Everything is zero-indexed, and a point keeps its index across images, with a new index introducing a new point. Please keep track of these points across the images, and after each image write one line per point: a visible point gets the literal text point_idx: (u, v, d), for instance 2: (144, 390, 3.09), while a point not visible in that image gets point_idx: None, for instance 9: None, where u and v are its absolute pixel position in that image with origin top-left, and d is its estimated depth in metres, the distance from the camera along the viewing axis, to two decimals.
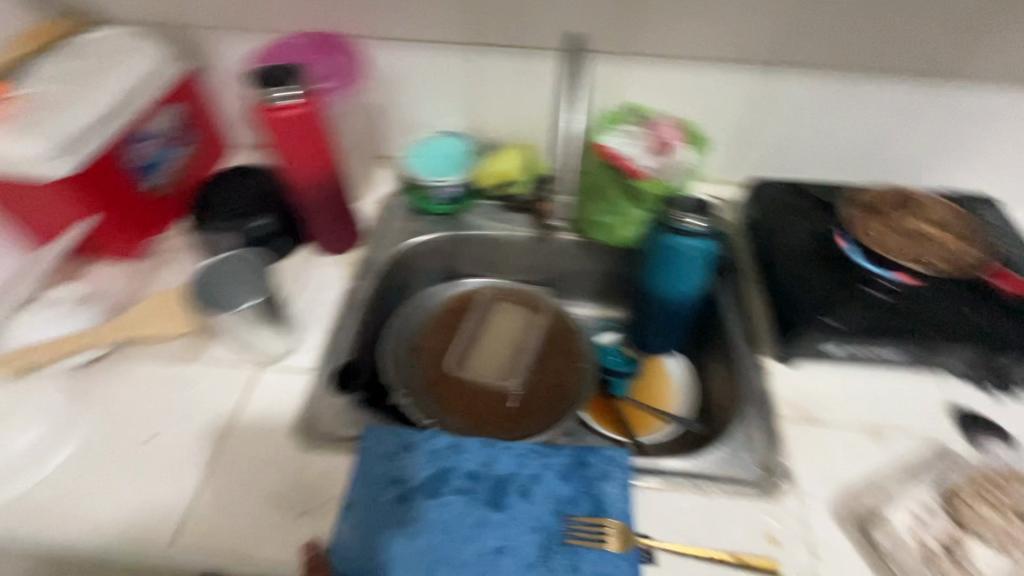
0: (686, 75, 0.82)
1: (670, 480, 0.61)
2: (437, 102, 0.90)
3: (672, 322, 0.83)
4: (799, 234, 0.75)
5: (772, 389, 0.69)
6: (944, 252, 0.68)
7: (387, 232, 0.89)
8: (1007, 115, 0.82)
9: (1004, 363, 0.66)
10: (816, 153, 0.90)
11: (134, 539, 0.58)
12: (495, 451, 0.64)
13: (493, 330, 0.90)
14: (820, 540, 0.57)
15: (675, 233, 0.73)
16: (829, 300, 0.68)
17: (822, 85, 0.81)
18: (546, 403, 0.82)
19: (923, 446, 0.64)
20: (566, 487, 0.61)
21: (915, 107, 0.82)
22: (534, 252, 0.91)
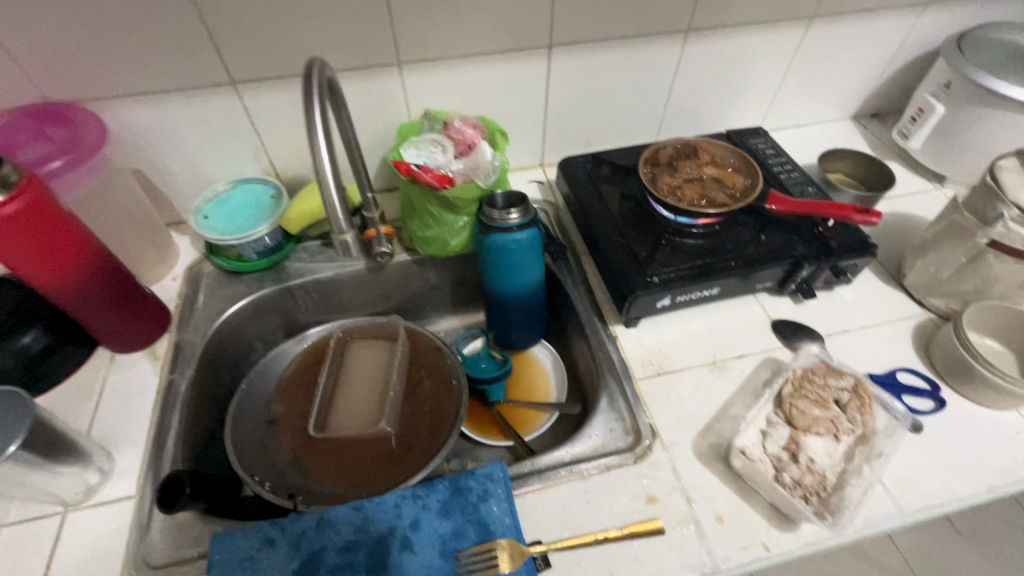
0: (473, 70, 0.80)
1: (548, 475, 0.61)
2: (217, 150, 0.80)
3: (527, 315, 0.83)
4: (611, 201, 0.79)
5: (624, 353, 0.73)
6: (731, 189, 0.73)
7: (199, 307, 0.78)
8: (758, 53, 0.91)
9: (805, 275, 0.74)
10: (614, 117, 0.94)
11: None
12: (366, 511, 0.58)
13: (354, 374, 0.83)
14: (689, 483, 0.60)
15: (499, 231, 0.72)
16: (651, 258, 0.71)
17: (601, 56, 0.84)
18: (426, 436, 0.77)
19: (755, 364, 0.71)
20: (448, 522, 0.58)
21: (685, 60, 0.88)
22: (374, 281, 0.87)
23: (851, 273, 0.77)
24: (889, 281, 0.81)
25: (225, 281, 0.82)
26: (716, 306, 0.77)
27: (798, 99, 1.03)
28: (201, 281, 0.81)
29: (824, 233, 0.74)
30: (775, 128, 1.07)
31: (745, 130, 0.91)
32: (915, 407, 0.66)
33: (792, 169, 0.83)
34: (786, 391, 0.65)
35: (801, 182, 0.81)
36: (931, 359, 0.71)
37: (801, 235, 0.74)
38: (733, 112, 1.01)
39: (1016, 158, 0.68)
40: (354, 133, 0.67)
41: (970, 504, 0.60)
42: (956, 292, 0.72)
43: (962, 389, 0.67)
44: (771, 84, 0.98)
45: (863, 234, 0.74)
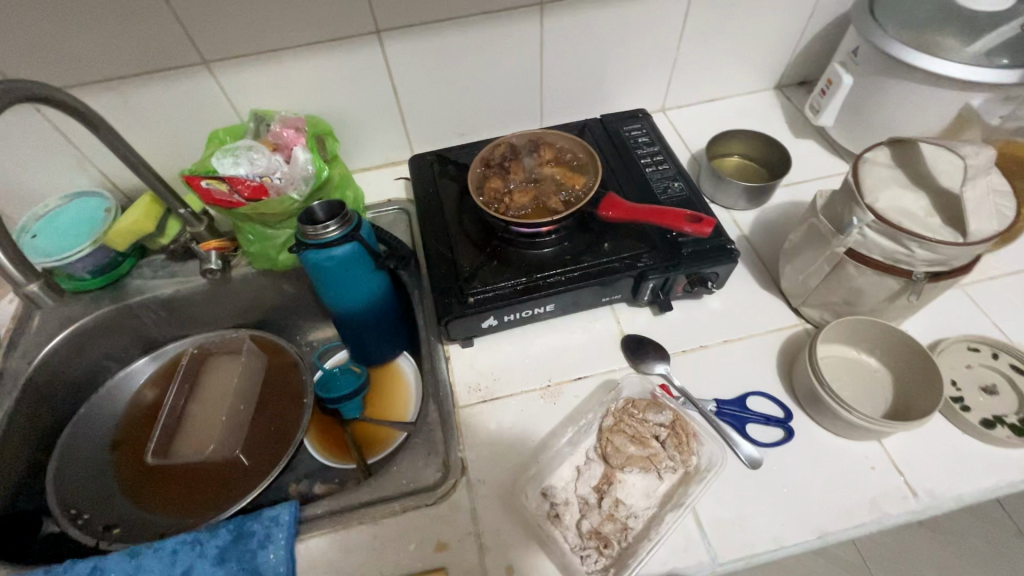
0: (299, 64, 0.72)
1: (337, 518, 0.57)
2: (38, 165, 0.75)
3: (375, 330, 0.77)
4: (448, 206, 0.72)
5: (452, 376, 0.67)
6: (567, 192, 0.65)
7: (30, 329, 0.76)
8: (637, 22, 0.80)
9: (654, 285, 0.66)
10: (482, 104, 0.85)
11: None
12: (140, 558, 0.56)
13: (202, 393, 0.80)
14: (485, 528, 0.55)
15: (311, 249, 0.66)
16: (474, 274, 0.64)
17: (444, 39, 0.74)
18: (266, 458, 0.75)
19: (593, 388, 0.64)
20: (221, 571, 0.55)
21: (549, 37, 0.78)
22: (222, 295, 0.82)
23: (716, 282, 0.68)
24: (767, 286, 0.72)
25: (60, 302, 0.78)
26: (565, 320, 0.70)
27: (703, 70, 0.91)
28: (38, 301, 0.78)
29: (677, 239, 0.65)
30: (681, 105, 0.96)
31: (623, 114, 0.81)
32: (757, 438, 0.59)
33: (661, 162, 0.73)
34: (606, 424, 0.59)
35: (668, 176, 0.71)
36: (791, 379, 0.63)
37: (649, 242, 0.65)
38: (626, 90, 0.90)
39: (889, 149, 0.58)
40: (113, 139, 0.62)
41: (797, 553, 0.53)
42: (825, 303, 0.63)
43: (815, 417, 0.59)
44: (664, 56, 0.86)
45: (723, 238, 0.65)
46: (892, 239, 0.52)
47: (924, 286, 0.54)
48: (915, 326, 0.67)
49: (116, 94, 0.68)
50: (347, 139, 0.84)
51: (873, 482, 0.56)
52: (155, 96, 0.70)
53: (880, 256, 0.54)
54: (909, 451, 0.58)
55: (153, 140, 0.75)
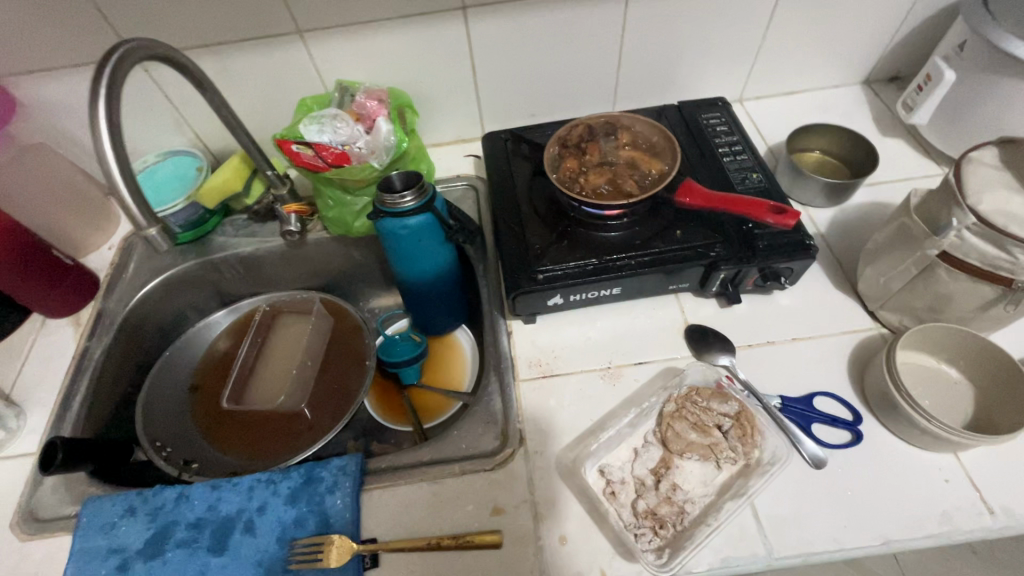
0: (385, 37, 0.74)
1: (399, 473, 0.60)
2: (141, 124, 0.81)
3: (438, 301, 0.79)
4: (520, 185, 0.73)
5: (513, 351, 0.68)
6: (643, 177, 0.64)
7: (126, 275, 0.82)
8: (725, 7, 0.78)
9: (725, 276, 0.65)
10: (557, 85, 0.85)
11: None
12: (220, 490, 0.61)
13: (274, 347, 0.85)
14: (541, 498, 0.57)
15: (388, 217, 0.68)
16: (543, 252, 0.65)
17: (527, 17, 0.75)
18: (330, 414, 0.80)
19: (654, 374, 0.64)
20: (292, 510, 0.59)
21: (632, 19, 0.77)
22: (296, 257, 0.87)
23: (789, 277, 0.66)
24: (842, 287, 0.69)
25: (154, 252, 0.85)
26: (628, 305, 0.70)
27: (787, 61, 0.88)
28: (134, 250, 0.85)
29: (753, 231, 0.64)
30: (760, 96, 0.93)
31: (702, 102, 0.79)
32: (824, 439, 0.58)
33: (739, 152, 0.71)
34: (667, 409, 0.59)
35: (746, 167, 0.70)
36: (863, 383, 0.61)
37: (723, 232, 0.64)
38: (705, 77, 0.88)
39: (997, 150, 0.54)
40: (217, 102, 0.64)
41: (858, 557, 0.52)
42: (907, 308, 0.61)
43: (887, 423, 0.58)
44: (748, 44, 0.84)
45: (802, 233, 0.63)
46: (995, 244, 0.49)
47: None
48: (1004, 339, 0.64)
49: (217, 59, 0.72)
50: (423, 113, 0.86)
51: (946, 495, 0.54)
52: (251, 63, 0.74)
53: (979, 261, 0.51)
54: (988, 468, 0.55)
55: (244, 105, 0.79)
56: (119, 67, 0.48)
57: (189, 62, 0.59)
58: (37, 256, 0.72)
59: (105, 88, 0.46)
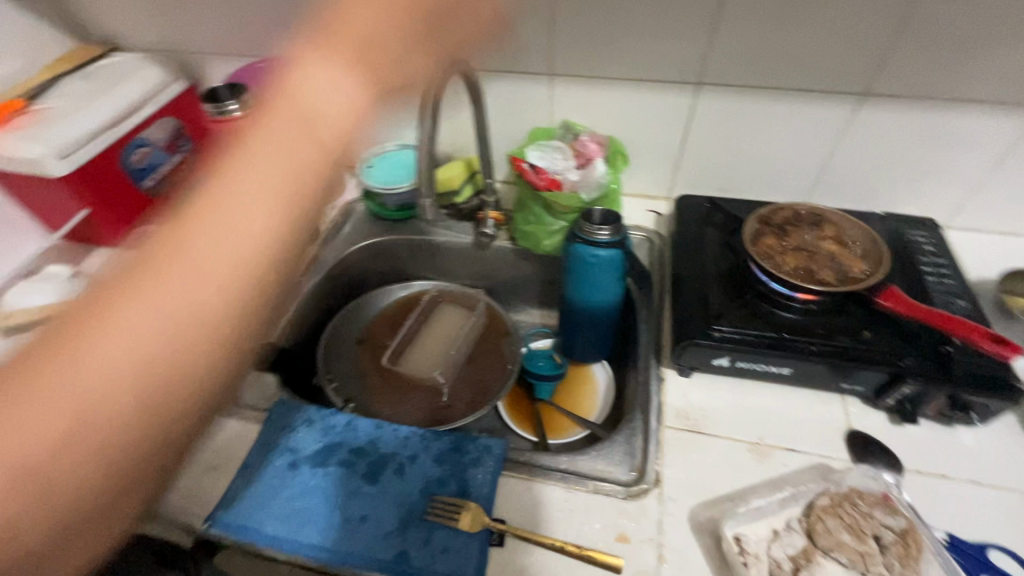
0: (618, 93, 0.84)
1: (536, 472, 0.64)
2: (397, 119, 0.98)
3: (595, 332, 0.84)
4: (708, 248, 0.77)
5: (663, 396, 0.71)
6: (842, 270, 0.66)
7: (342, 234, 0.98)
8: (956, 135, 0.78)
9: (908, 392, 0.63)
10: (757, 169, 0.89)
11: None
12: (381, 430, 0.69)
13: (434, 328, 0.95)
14: (668, 542, 0.58)
15: (582, 243, 0.76)
16: (720, 313, 0.68)
17: (753, 103, 0.81)
18: (466, 402, 0.86)
19: (805, 465, 0.63)
20: (437, 469, 0.65)
21: (854, 127, 0.80)
22: (475, 257, 0.97)
23: (980, 414, 0.63)
24: None
25: (367, 221, 1.00)
26: (789, 389, 0.70)
27: (1010, 200, 0.84)
28: (353, 215, 1.01)
29: (950, 354, 0.62)
30: (968, 229, 0.89)
31: (909, 219, 0.79)
32: None
33: (946, 275, 0.70)
34: (820, 502, 0.57)
35: (951, 292, 0.68)
36: None
37: (915, 347, 0.63)
38: (912, 196, 0.87)
39: None
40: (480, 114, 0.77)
41: None
42: None
43: None
44: (970, 175, 0.82)
45: (1008, 371, 0.60)
46: None
47: None
48: None
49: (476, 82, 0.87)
50: None
51: None
52: (501, 91, 0.88)
53: None
54: None
55: None
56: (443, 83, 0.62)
57: (477, 80, 0.72)
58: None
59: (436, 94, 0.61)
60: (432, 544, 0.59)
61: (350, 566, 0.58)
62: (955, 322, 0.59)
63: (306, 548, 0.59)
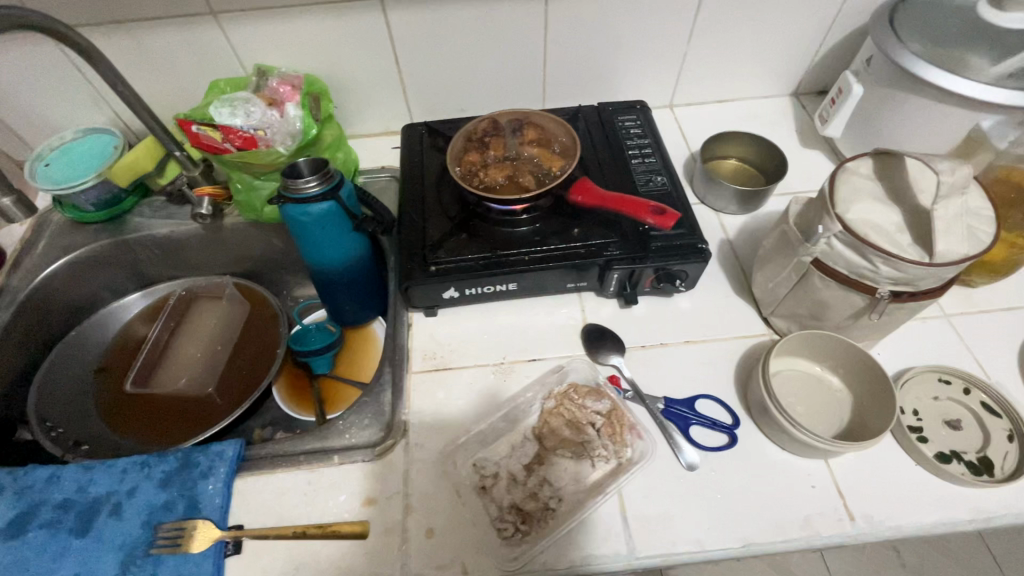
0: (302, 23, 0.74)
1: (276, 463, 0.59)
2: (60, 100, 0.80)
3: (354, 291, 0.76)
4: (430, 178, 0.73)
5: (411, 342, 0.68)
6: (541, 173, 0.66)
7: (32, 253, 0.80)
8: (649, 10, 0.78)
9: (621, 276, 0.65)
10: (483, 83, 0.85)
11: None
12: (92, 472, 0.60)
13: (186, 332, 0.84)
14: (414, 490, 0.56)
15: (291, 202, 0.65)
16: (440, 244, 0.65)
17: (450, 10, 0.74)
18: (236, 400, 0.79)
19: (545, 370, 0.64)
20: (163, 494, 0.58)
21: (557, 17, 0.77)
22: (214, 242, 0.85)
23: (686, 282, 0.67)
24: (740, 292, 0.70)
25: (65, 230, 0.83)
26: (531, 301, 0.70)
27: (714, 69, 0.89)
28: (45, 226, 0.83)
29: (647, 232, 0.64)
30: (689, 104, 0.94)
31: (619, 104, 0.80)
32: (702, 442, 0.58)
33: (648, 154, 0.72)
34: (546, 407, 0.61)
35: (651, 170, 0.71)
36: (745, 388, 0.61)
37: (619, 233, 0.65)
38: (633, 82, 0.88)
39: (872, 162, 0.56)
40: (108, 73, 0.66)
41: (720, 559, 0.52)
42: (793, 314, 0.62)
43: (764, 429, 0.58)
44: (672, 51, 0.85)
45: (696, 236, 0.64)
46: (859, 252, 0.50)
47: (887, 305, 0.53)
48: (888, 351, 0.65)
49: (127, 37, 0.72)
50: (348, 103, 0.85)
51: (811, 500, 0.54)
52: (166, 44, 0.73)
53: (846, 270, 0.52)
54: (858, 472, 0.56)
55: (162, 85, 0.79)
56: None
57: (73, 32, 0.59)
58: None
59: None
60: None
61: None
62: (627, 203, 0.63)
63: None
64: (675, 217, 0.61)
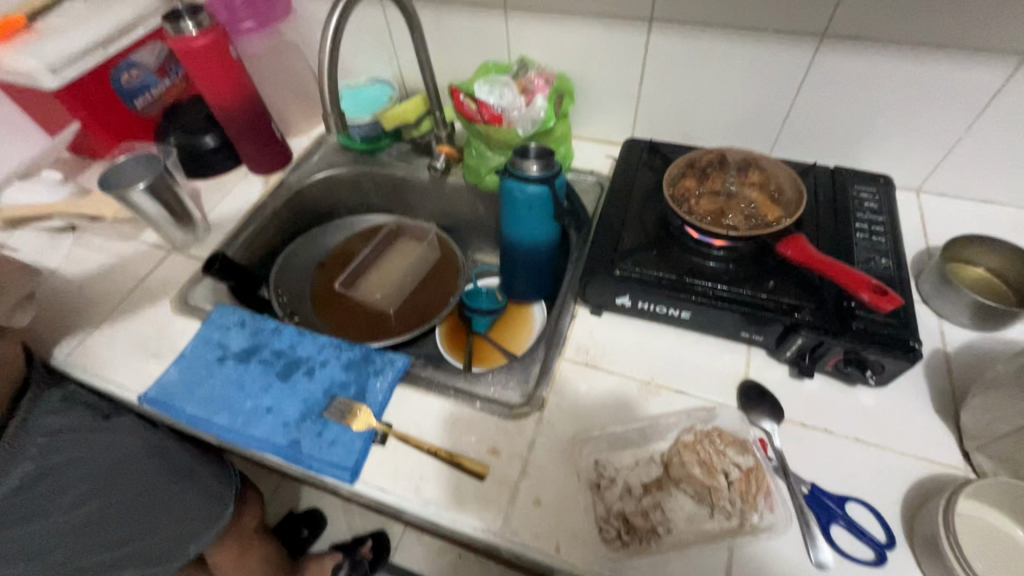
0: (574, 29, 0.82)
1: (430, 387, 0.68)
2: (369, 52, 1.00)
3: (532, 271, 0.83)
4: (637, 192, 0.77)
5: (570, 332, 0.72)
6: (757, 218, 0.65)
7: (310, 161, 1.02)
8: (933, 83, 0.71)
9: (804, 345, 0.61)
10: (716, 118, 0.86)
11: (72, 324, 0.79)
12: (302, 337, 0.75)
13: (387, 258, 1.00)
14: (535, 460, 0.61)
15: (515, 179, 0.73)
16: (629, 253, 0.69)
17: (713, 42, 0.76)
18: (405, 327, 0.92)
19: (689, 406, 0.64)
20: (344, 374, 0.70)
21: (822, 68, 0.75)
22: (433, 192, 1.00)
23: (877, 375, 0.61)
24: (941, 411, 0.61)
25: (335, 151, 1.03)
26: (695, 336, 0.70)
27: (990, 164, 0.77)
28: (323, 144, 1.04)
29: (851, 310, 0.60)
30: (943, 194, 0.83)
31: (861, 173, 0.75)
32: (842, 546, 0.53)
33: (877, 231, 0.67)
34: (684, 439, 0.60)
35: (877, 250, 0.65)
36: (914, 515, 0.54)
37: (817, 300, 0.62)
38: (881, 154, 0.81)
39: None
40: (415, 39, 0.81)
41: None
42: (1008, 459, 0.52)
43: (925, 567, 0.50)
44: (942, 133, 0.76)
45: (910, 333, 0.58)
46: None
47: None
48: None
49: (435, 12, 0.87)
50: (583, 106, 0.92)
51: None
52: (462, 23, 0.87)
53: None
54: None
55: (443, 56, 0.94)
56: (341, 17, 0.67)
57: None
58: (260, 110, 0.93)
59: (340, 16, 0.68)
60: (323, 437, 0.64)
61: (252, 446, 0.65)
62: (846, 273, 0.58)
63: (217, 428, 0.66)
64: (899, 301, 0.55)
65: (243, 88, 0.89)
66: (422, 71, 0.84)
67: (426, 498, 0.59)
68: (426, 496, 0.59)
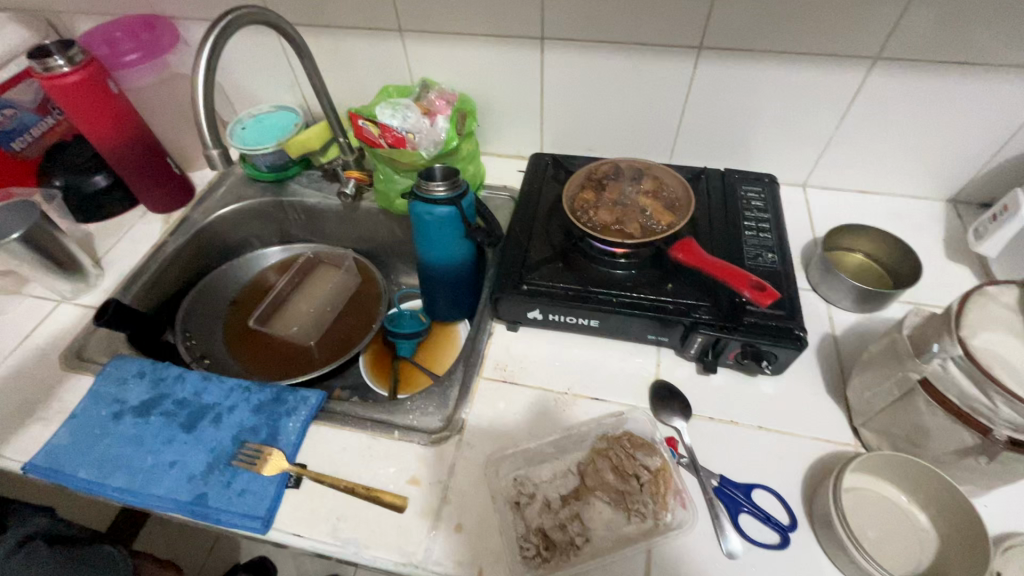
0: (470, 49, 0.83)
1: (346, 421, 0.66)
2: (268, 79, 0.98)
3: (450, 291, 0.83)
4: (543, 206, 0.79)
5: (487, 350, 0.72)
6: (652, 224, 0.68)
7: (214, 195, 0.97)
8: (801, 88, 0.77)
9: (704, 342, 0.64)
10: (617, 128, 0.89)
11: None
12: (208, 383, 0.71)
13: (305, 289, 0.97)
14: (455, 484, 0.60)
15: (420, 201, 0.73)
16: (536, 267, 0.70)
17: (602, 57, 0.79)
18: (327, 359, 0.89)
19: (604, 412, 0.65)
20: (254, 418, 0.67)
21: (702, 78, 0.79)
22: (347, 218, 0.98)
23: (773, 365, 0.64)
24: (832, 392, 0.65)
25: (241, 183, 0.99)
26: (608, 343, 0.72)
27: (861, 157, 0.84)
28: (228, 177, 1.00)
29: (743, 305, 0.63)
30: (827, 187, 0.89)
31: (748, 173, 0.80)
32: (750, 533, 0.55)
33: (763, 228, 0.71)
34: (599, 445, 0.61)
35: (763, 246, 0.69)
36: (812, 494, 0.57)
37: (712, 299, 0.65)
38: (768, 154, 0.87)
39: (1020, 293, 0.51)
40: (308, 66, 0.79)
41: None
42: (887, 432, 0.57)
43: (824, 543, 0.53)
44: (816, 131, 0.82)
45: (796, 322, 0.61)
46: (976, 384, 0.46)
47: (1004, 453, 0.47)
48: (1002, 507, 0.56)
49: (330, 38, 0.86)
50: (490, 123, 0.93)
51: None
52: (358, 48, 0.87)
53: (959, 400, 0.48)
54: None
55: (344, 81, 0.93)
56: (218, 42, 0.64)
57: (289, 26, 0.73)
58: (149, 144, 0.88)
59: (216, 42, 0.64)
60: (231, 487, 0.61)
61: (152, 507, 0.60)
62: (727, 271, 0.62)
63: (112, 490, 0.61)
64: (776, 295, 0.59)
65: (127, 122, 0.84)
66: (320, 98, 0.83)
67: (344, 539, 0.57)
68: (344, 537, 0.57)
